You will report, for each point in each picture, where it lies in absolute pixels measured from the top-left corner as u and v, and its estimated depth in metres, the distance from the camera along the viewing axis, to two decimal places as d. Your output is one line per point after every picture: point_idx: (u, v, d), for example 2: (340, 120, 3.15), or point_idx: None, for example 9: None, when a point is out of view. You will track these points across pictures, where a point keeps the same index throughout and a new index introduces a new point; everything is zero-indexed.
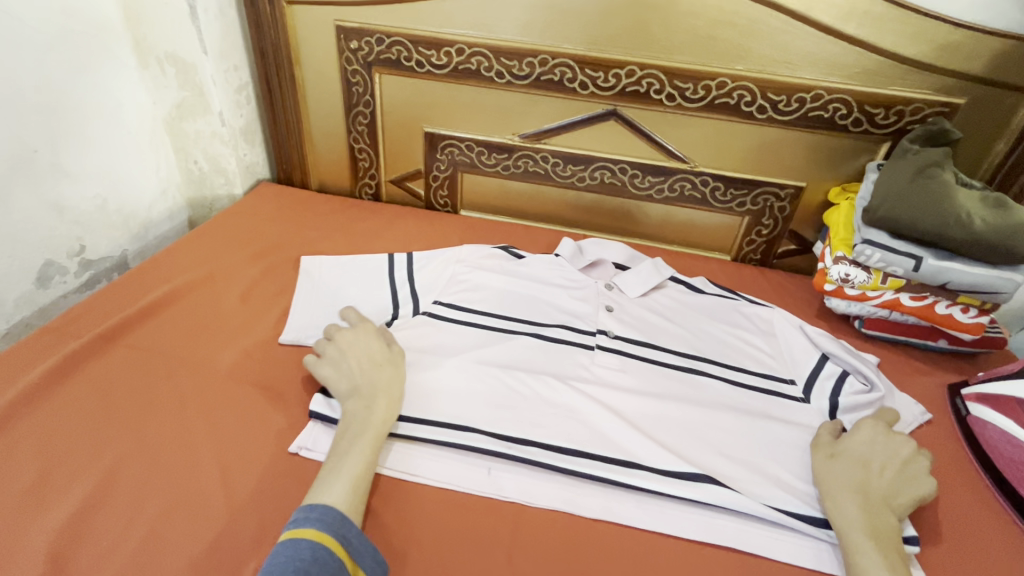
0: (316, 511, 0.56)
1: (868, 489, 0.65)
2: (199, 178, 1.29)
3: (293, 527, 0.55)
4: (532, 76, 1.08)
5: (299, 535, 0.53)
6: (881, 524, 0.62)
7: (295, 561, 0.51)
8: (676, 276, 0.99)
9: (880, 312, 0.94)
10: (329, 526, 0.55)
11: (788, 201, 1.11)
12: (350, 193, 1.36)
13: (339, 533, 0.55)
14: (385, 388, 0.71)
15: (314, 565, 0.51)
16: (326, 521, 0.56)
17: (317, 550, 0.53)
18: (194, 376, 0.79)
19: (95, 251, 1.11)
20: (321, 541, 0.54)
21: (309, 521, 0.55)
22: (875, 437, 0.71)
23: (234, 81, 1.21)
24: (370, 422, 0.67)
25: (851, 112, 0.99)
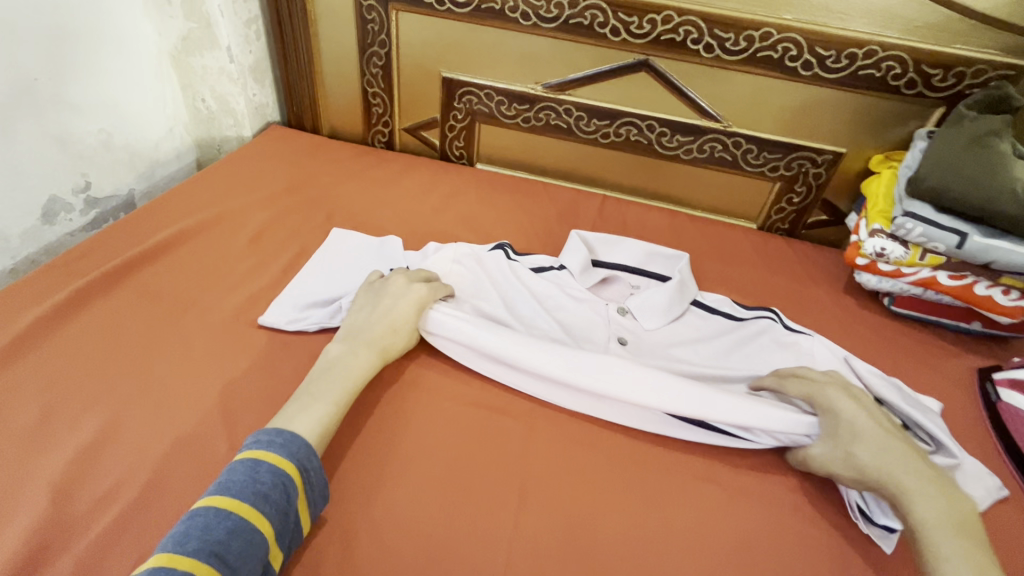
0: (273, 434, 0.58)
1: (913, 466, 0.59)
2: (207, 117, 1.24)
3: (255, 447, 0.57)
4: (560, 19, 1.00)
5: (260, 458, 0.55)
6: (959, 509, 0.56)
7: (254, 484, 0.53)
8: (699, 300, 0.89)
9: (912, 290, 0.90)
10: (291, 455, 0.57)
11: (825, 167, 1.04)
12: (361, 141, 1.31)
13: (301, 465, 0.57)
14: (386, 336, 0.72)
15: (274, 489, 0.54)
16: (290, 449, 0.57)
17: (277, 475, 0.55)
18: (199, 319, 0.77)
19: (101, 189, 1.08)
20: (280, 466, 0.55)
21: (271, 444, 0.57)
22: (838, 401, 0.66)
23: (243, 13, 1.14)
24: (351, 373, 0.67)
25: (905, 72, 0.91)
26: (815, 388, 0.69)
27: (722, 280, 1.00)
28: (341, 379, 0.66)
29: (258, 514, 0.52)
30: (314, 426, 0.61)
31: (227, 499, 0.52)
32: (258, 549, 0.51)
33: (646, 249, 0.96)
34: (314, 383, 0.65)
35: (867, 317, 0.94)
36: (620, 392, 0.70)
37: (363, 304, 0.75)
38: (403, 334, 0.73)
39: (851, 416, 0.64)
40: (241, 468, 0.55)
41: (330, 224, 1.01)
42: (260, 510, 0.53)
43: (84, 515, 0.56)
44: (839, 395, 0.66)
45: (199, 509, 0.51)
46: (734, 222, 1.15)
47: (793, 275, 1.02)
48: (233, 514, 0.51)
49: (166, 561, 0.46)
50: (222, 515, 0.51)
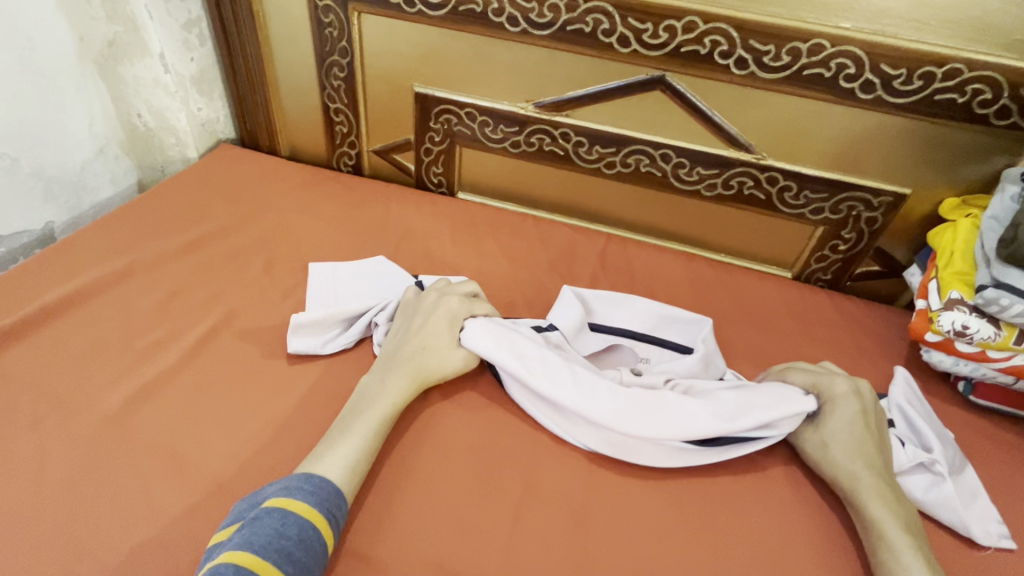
0: (303, 481, 0.52)
1: (878, 466, 0.59)
2: (144, 135, 1.07)
3: (282, 496, 0.50)
4: (555, 25, 0.81)
5: (287, 507, 0.49)
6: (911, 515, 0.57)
7: (279, 539, 0.46)
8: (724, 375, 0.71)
9: (1003, 378, 0.70)
10: (320, 501, 0.51)
11: (882, 211, 0.84)
12: (327, 163, 1.12)
13: (331, 512, 0.51)
14: (422, 359, 0.65)
15: (299, 547, 0.47)
16: (319, 496, 0.51)
17: (306, 529, 0.48)
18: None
19: (4, 226, 0.91)
20: (308, 519, 0.49)
21: (299, 493, 0.51)
22: (845, 404, 0.62)
23: (179, 14, 0.96)
24: (389, 402, 0.61)
25: (997, 97, 0.71)
26: (820, 378, 0.66)
27: (752, 351, 0.81)
28: (376, 413, 0.60)
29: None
30: (347, 470, 0.55)
31: (251, 555, 0.44)
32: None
33: (659, 311, 0.76)
34: (348, 420, 0.59)
35: (938, 408, 0.74)
36: (622, 423, 0.61)
37: (404, 324, 0.68)
38: (449, 358, 0.66)
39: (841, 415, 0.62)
40: (265, 521, 0.48)
41: (271, 275, 0.83)
42: (285, 571, 0.45)
43: None
44: (844, 393, 0.63)
45: (220, 567, 0.43)
46: (765, 270, 0.96)
47: (840, 347, 0.82)
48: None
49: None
50: (244, 575, 0.43)
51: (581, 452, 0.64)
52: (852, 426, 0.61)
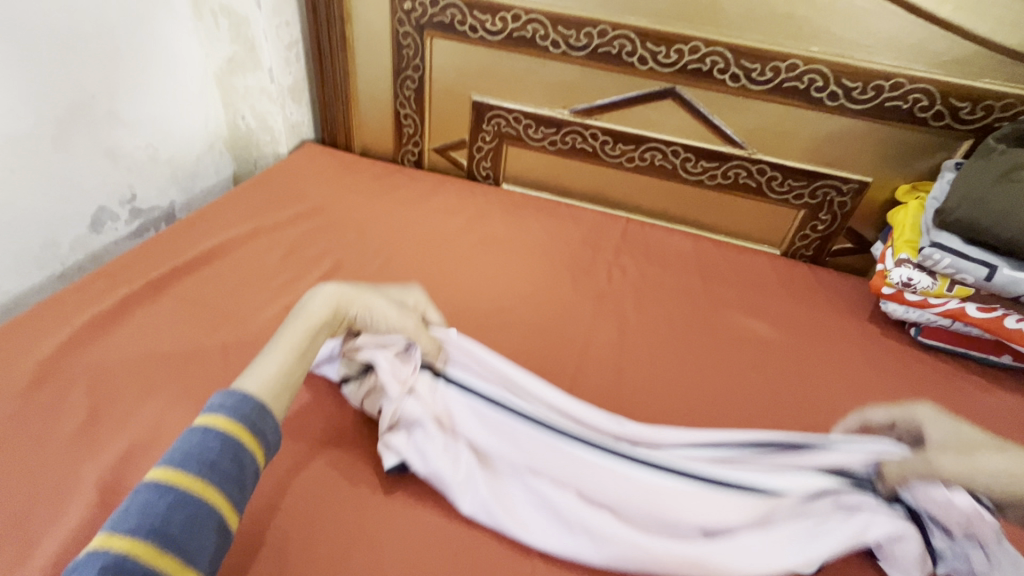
0: (223, 397, 0.52)
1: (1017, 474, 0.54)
2: (245, 134, 1.30)
3: (206, 413, 0.51)
4: (589, 48, 1.04)
5: (209, 423, 0.50)
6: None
7: (201, 453, 0.48)
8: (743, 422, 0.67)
9: (942, 321, 0.89)
10: (240, 416, 0.51)
11: (850, 196, 1.05)
12: (392, 159, 1.35)
13: (254, 426, 0.52)
14: (366, 289, 0.68)
15: (224, 458, 0.48)
16: (239, 410, 0.52)
17: (226, 441, 0.49)
18: (235, 330, 0.80)
19: (145, 201, 1.13)
20: (230, 433, 0.50)
21: (221, 408, 0.52)
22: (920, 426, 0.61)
23: (285, 37, 1.20)
24: (308, 313, 0.63)
25: (932, 104, 0.92)
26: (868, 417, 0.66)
27: (746, 305, 1.00)
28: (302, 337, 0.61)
29: (205, 485, 0.47)
30: (267, 381, 0.56)
31: (170, 471, 0.47)
32: (213, 521, 0.46)
33: None
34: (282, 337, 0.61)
35: (894, 347, 0.94)
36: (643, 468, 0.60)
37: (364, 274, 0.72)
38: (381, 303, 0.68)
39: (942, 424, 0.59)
40: (188, 436, 0.49)
41: (362, 240, 1.04)
42: (210, 481, 0.47)
43: None
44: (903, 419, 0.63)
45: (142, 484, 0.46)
46: (758, 248, 1.16)
47: (817, 303, 1.02)
48: (175, 488, 0.45)
49: (107, 541, 0.42)
50: (165, 491, 0.45)
51: (608, 367, 0.83)
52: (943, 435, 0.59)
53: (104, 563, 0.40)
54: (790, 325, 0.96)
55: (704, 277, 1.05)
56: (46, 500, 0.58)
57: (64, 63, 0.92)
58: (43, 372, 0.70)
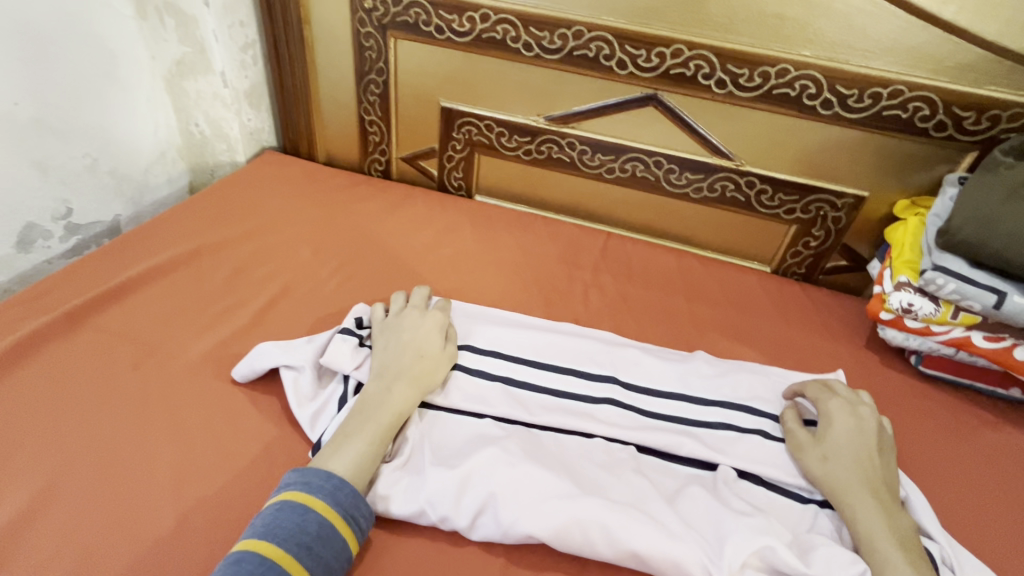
0: (298, 475, 0.55)
1: (878, 489, 0.59)
2: (200, 142, 1.21)
3: (305, 492, 0.53)
4: (564, 51, 0.96)
5: (310, 505, 0.52)
6: (903, 528, 0.57)
7: (300, 535, 0.50)
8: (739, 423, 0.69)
9: (946, 350, 0.82)
10: (338, 503, 0.53)
11: (845, 211, 0.97)
12: (358, 168, 1.26)
13: (350, 512, 0.54)
14: (421, 363, 0.67)
15: (319, 543, 0.51)
16: (339, 495, 0.54)
17: (324, 527, 0.52)
18: (160, 367, 0.72)
19: (83, 216, 1.04)
20: (328, 517, 0.52)
21: (320, 490, 0.54)
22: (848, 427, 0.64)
23: (239, 38, 1.11)
24: (390, 408, 0.62)
25: (934, 113, 0.84)
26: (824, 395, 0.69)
27: (733, 330, 0.93)
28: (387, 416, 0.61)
29: (301, 568, 0.49)
30: (362, 465, 0.57)
31: (273, 549, 0.49)
32: None
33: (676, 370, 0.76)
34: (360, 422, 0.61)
35: (892, 377, 0.86)
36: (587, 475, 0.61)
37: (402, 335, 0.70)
38: (438, 360, 0.68)
39: (841, 428, 0.64)
40: (288, 515, 0.52)
41: (317, 259, 0.96)
42: (303, 564, 0.49)
43: None
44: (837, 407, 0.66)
45: (242, 558, 0.48)
46: (746, 265, 1.08)
47: (810, 327, 0.94)
48: (277, 566, 0.48)
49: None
50: (266, 566, 0.48)
51: None
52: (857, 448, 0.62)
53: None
54: (780, 352, 0.89)
55: (688, 298, 0.98)
56: None
57: None
58: None
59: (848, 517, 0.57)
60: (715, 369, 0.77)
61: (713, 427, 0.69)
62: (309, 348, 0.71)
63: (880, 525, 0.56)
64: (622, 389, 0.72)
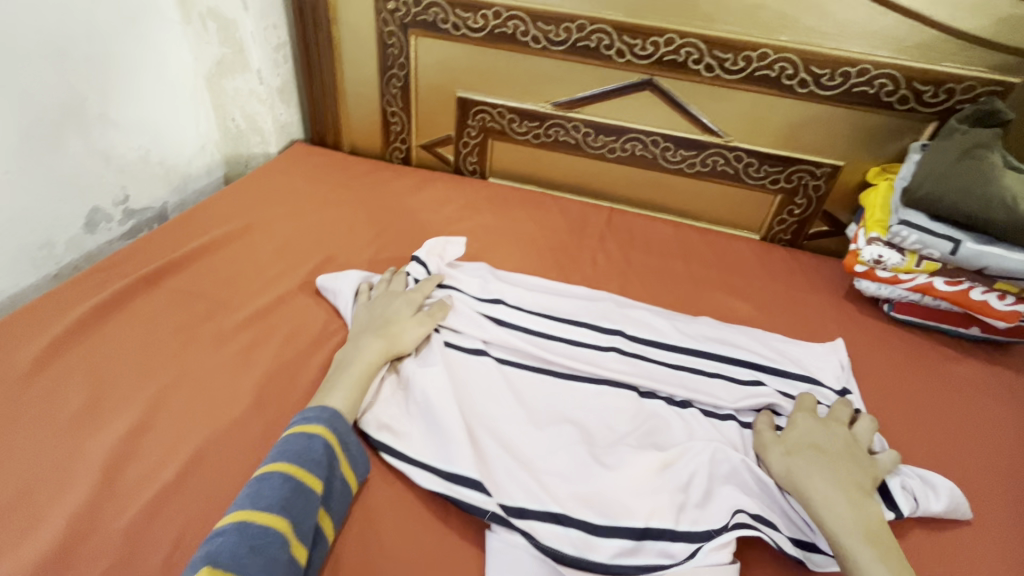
0: (334, 417, 0.63)
1: (845, 483, 0.61)
2: (236, 135, 1.32)
3: (303, 423, 0.62)
4: (568, 42, 1.07)
5: (311, 431, 0.61)
6: (869, 514, 0.58)
7: (306, 453, 0.59)
8: (725, 369, 0.79)
9: (912, 296, 0.93)
10: (334, 429, 0.62)
11: (824, 180, 1.08)
12: (380, 157, 1.38)
13: (342, 438, 0.62)
14: (390, 329, 0.75)
15: (324, 458, 0.59)
16: (333, 423, 0.63)
17: (325, 446, 0.60)
18: (229, 320, 0.83)
19: (138, 202, 1.16)
20: (329, 438, 0.61)
21: (317, 419, 0.62)
22: (817, 426, 0.68)
23: (272, 39, 1.22)
24: (362, 361, 0.70)
25: (898, 88, 0.95)
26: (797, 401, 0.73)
27: (726, 287, 1.03)
28: (361, 371, 0.69)
29: (312, 478, 0.57)
30: (345, 406, 0.66)
31: (283, 465, 0.57)
32: (314, 510, 0.55)
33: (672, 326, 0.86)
34: (341, 372, 0.70)
35: (868, 323, 0.97)
36: (597, 424, 0.70)
37: (397, 302, 0.80)
38: (410, 330, 0.76)
39: (803, 431, 0.67)
40: (293, 442, 0.60)
41: (353, 234, 1.07)
42: (314, 474, 0.57)
43: (125, 490, 0.60)
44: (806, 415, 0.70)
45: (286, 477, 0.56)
46: (738, 233, 1.19)
47: (795, 284, 1.05)
48: (295, 478, 0.56)
49: (241, 518, 0.52)
50: (284, 478, 0.56)
51: None
52: (818, 442, 0.66)
53: (238, 534, 0.50)
54: (768, 304, 1.00)
55: (686, 260, 1.09)
56: (51, 477, 0.60)
57: (55, 65, 0.94)
58: (42, 361, 0.72)
59: (818, 521, 0.58)
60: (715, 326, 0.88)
61: (705, 371, 0.79)
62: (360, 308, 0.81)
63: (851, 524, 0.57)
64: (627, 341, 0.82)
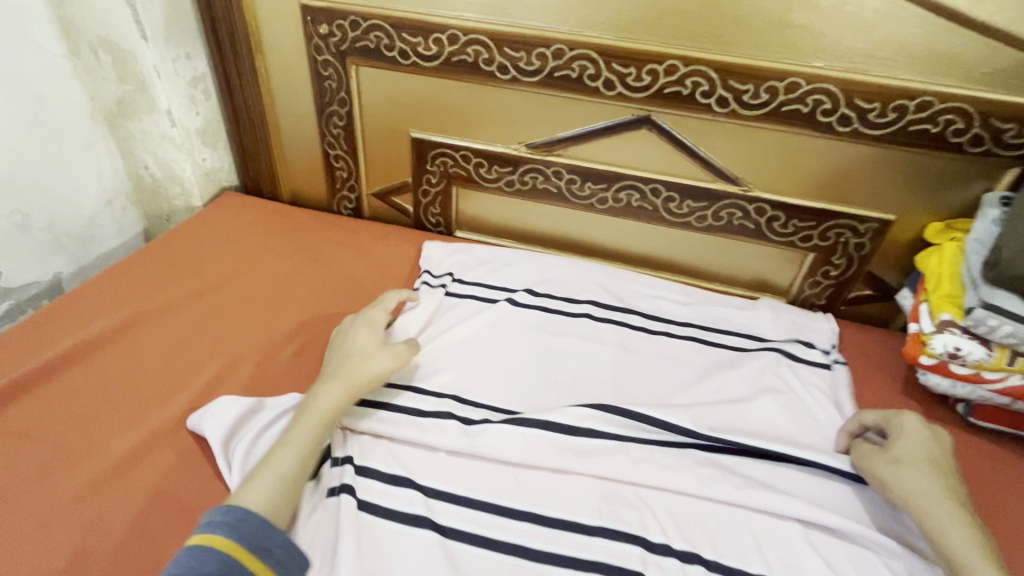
0: (235, 517, 0.52)
1: (959, 496, 0.58)
2: (151, 187, 1.10)
3: (201, 532, 0.51)
4: (543, 72, 0.85)
5: (205, 543, 0.50)
6: (985, 535, 0.55)
7: (196, 574, 0.47)
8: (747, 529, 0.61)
9: (999, 400, 0.72)
10: (234, 532, 0.51)
11: (869, 237, 0.86)
12: (327, 207, 1.16)
13: (258, 544, 0.51)
14: (349, 365, 0.68)
15: None
16: (240, 528, 0.51)
17: (223, 562, 0.49)
18: (70, 485, 0.63)
19: (16, 278, 0.94)
20: (228, 551, 0.50)
21: (220, 525, 0.51)
22: (921, 429, 0.64)
23: (185, 72, 1.01)
24: (319, 409, 0.63)
25: (969, 126, 0.74)
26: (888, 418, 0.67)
27: None
28: (315, 417, 0.62)
29: None
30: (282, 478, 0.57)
31: None
32: None
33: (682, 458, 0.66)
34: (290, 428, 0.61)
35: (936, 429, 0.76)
36: None
37: (352, 336, 0.72)
38: (375, 357, 0.69)
39: (913, 438, 0.63)
40: (182, 558, 0.49)
41: (271, 323, 0.85)
42: None
43: None
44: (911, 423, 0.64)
45: (209, 549, 0.49)
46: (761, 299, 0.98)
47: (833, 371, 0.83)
48: None
49: None
50: None
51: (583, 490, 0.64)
52: (932, 452, 0.61)
53: None
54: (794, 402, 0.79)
55: None
56: None
57: None
58: None
59: (932, 535, 0.56)
60: (722, 423, 0.70)
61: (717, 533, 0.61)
62: (236, 475, 0.62)
63: (968, 536, 0.54)
64: (622, 484, 0.64)
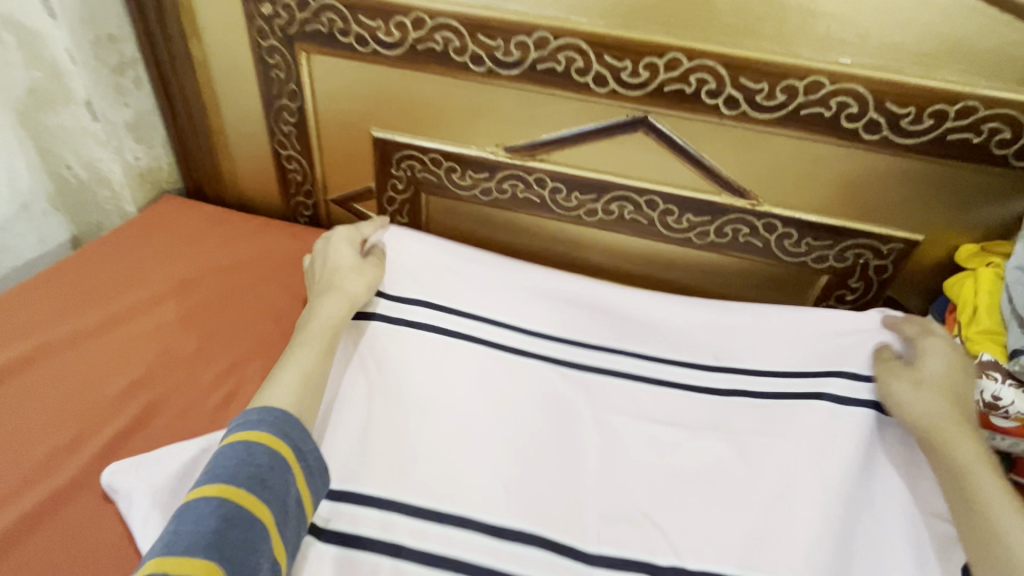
0: (270, 416, 0.52)
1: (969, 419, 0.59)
2: (76, 189, 0.96)
3: (244, 429, 0.51)
4: (523, 63, 0.73)
5: (252, 440, 0.50)
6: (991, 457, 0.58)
7: (246, 467, 0.48)
8: None
9: None
10: (272, 427, 0.52)
11: (891, 259, 0.76)
12: (281, 213, 1.03)
13: (292, 442, 0.52)
14: (337, 276, 0.68)
15: (271, 473, 0.49)
16: (277, 425, 0.52)
17: (271, 458, 0.50)
18: None
19: None
20: (272, 448, 0.50)
21: (261, 424, 0.52)
22: (946, 352, 0.63)
23: (109, 57, 0.86)
24: (321, 317, 0.64)
25: (1017, 136, 0.63)
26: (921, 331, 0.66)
27: None
28: (321, 327, 0.63)
29: (256, 503, 0.47)
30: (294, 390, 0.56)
31: (217, 487, 0.47)
32: (266, 548, 0.46)
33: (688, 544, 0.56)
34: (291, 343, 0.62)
35: None
36: None
37: (334, 254, 0.71)
38: (356, 272, 0.69)
39: (940, 360, 0.62)
40: (228, 453, 0.49)
41: (204, 356, 0.74)
42: (258, 496, 0.47)
43: None
44: (933, 342, 0.64)
45: (255, 443, 0.50)
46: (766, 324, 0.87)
47: None
48: (231, 504, 0.46)
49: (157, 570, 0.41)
50: (217, 508, 0.45)
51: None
52: (958, 381, 0.61)
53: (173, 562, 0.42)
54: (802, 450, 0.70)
55: None
56: None
57: None
58: None
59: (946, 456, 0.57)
60: None
61: None
62: None
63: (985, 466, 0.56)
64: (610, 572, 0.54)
